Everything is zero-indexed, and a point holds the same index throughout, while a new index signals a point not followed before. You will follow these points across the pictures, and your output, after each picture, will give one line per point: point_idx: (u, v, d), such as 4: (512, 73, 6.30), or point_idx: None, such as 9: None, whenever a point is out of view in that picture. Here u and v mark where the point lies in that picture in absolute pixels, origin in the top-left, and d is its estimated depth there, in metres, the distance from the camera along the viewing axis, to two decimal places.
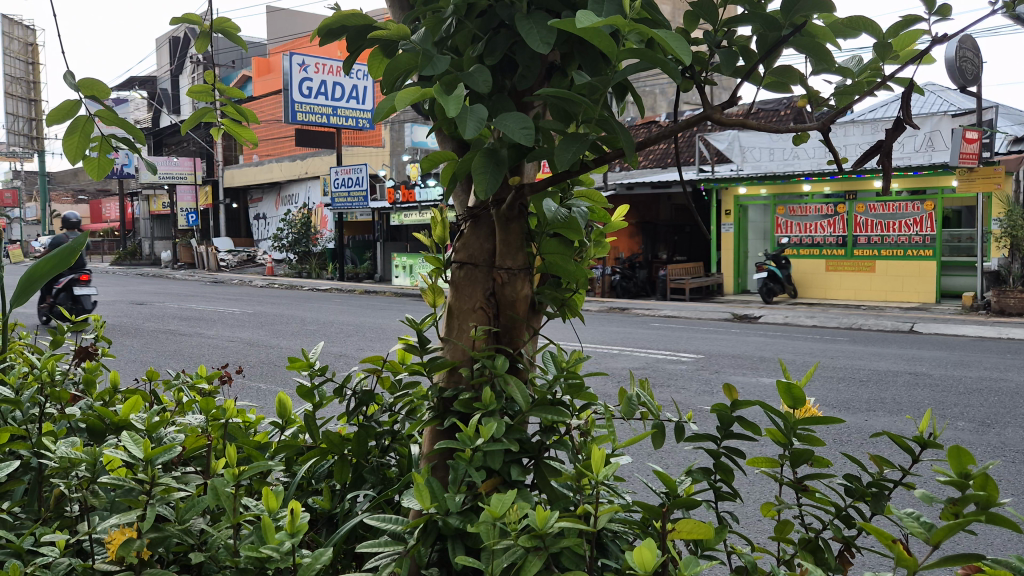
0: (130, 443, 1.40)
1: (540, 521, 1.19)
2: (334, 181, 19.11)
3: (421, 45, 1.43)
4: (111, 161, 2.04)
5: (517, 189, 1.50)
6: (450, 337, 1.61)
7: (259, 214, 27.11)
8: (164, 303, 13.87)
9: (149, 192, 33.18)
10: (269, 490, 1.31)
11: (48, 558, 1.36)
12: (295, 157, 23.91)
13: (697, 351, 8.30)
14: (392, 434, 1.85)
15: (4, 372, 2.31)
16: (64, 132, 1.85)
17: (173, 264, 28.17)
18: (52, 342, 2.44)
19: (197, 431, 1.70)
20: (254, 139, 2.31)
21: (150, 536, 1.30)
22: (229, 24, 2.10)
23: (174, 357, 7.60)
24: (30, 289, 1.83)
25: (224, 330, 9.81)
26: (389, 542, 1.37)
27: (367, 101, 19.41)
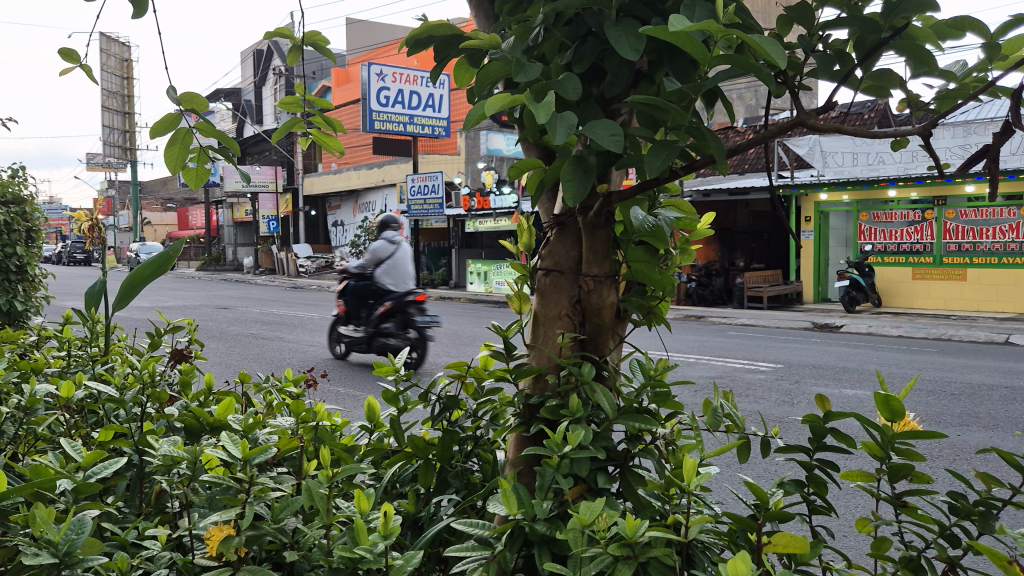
0: (229, 443, 1.46)
1: (630, 530, 1.19)
2: (410, 188, 19.40)
3: (510, 53, 1.44)
4: (208, 171, 2.10)
5: (604, 196, 1.49)
6: (535, 344, 1.62)
7: (337, 221, 27.65)
8: (248, 308, 14.29)
9: (233, 200, 34.39)
10: (361, 493, 1.34)
11: (151, 551, 1.43)
12: (373, 166, 24.39)
13: (777, 360, 8.14)
14: (476, 439, 1.87)
15: (106, 372, 2.41)
16: (164, 144, 1.92)
17: (255, 270, 29.02)
18: (150, 344, 2.55)
19: (289, 432, 1.74)
20: (341, 148, 2.35)
21: (247, 534, 1.34)
22: (319, 37, 2.14)
23: (259, 361, 7.83)
24: (131, 294, 1.92)
25: (304, 335, 10.07)
26: (476, 546, 1.38)
27: (443, 109, 19.66)
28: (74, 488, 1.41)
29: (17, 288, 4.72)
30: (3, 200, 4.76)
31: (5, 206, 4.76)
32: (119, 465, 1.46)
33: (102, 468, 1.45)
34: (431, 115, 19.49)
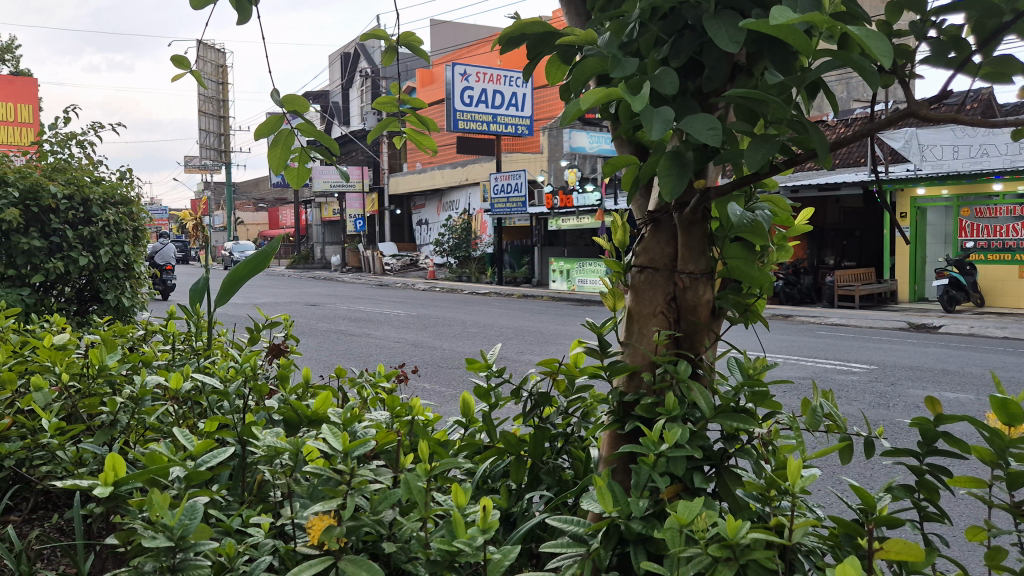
0: (330, 436, 1.51)
1: (731, 531, 1.17)
2: (493, 186, 19.49)
3: (606, 49, 1.43)
4: (308, 170, 2.14)
5: (701, 192, 1.47)
6: (630, 341, 1.62)
7: (421, 220, 28.07)
8: (335, 305, 14.62)
9: (321, 200, 35.36)
10: (457, 486, 1.35)
11: (256, 538, 1.48)
12: (457, 165, 24.63)
13: (872, 361, 7.85)
14: (566, 436, 1.87)
15: (209, 365, 2.50)
16: (267, 145, 1.98)
17: (341, 268, 29.68)
18: (249, 338, 2.63)
19: (385, 426, 1.77)
20: (435, 148, 2.37)
21: (348, 524, 1.37)
22: (413, 38, 2.16)
23: (349, 356, 7.99)
24: (232, 289, 1.99)
25: (391, 331, 10.26)
26: (571, 543, 1.38)
27: (525, 108, 19.70)
28: (186, 475, 1.47)
29: (123, 284, 4.94)
30: (112, 201, 4.99)
31: (114, 206, 4.99)
32: (227, 454, 1.52)
33: (211, 458, 1.51)
34: (514, 114, 19.58)
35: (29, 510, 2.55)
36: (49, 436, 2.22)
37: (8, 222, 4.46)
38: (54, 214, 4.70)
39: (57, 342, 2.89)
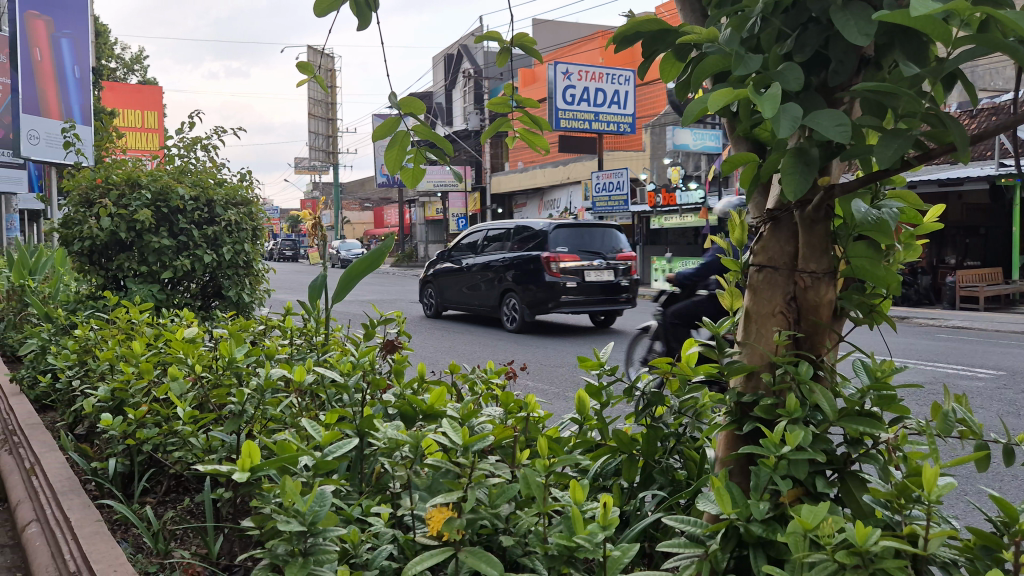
0: (451, 430, 1.57)
1: (859, 537, 1.14)
2: (595, 185, 19.41)
3: (728, 45, 1.41)
4: (425, 171, 2.17)
5: (825, 190, 1.44)
6: (748, 340, 1.59)
7: (523, 218, 28.23)
8: None
9: (425, 200, 36.12)
10: (576, 483, 1.37)
11: (378, 527, 1.54)
12: (558, 164, 24.63)
13: (998, 367, 7.40)
14: (678, 436, 1.86)
15: (328, 358, 2.60)
16: (385, 148, 2.06)
17: None
18: (365, 333, 2.72)
19: (500, 421, 1.80)
20: (547, 147, 2.38)
21: (466, 517, 1.41)
22: (527, 38, 2.17)
23: (452, 353, 8.12)
24: (348, 285, 2.08)
25: (493, 329, 10.39)
26: (689, 543, 1.37)
27: (628, 105, 19.54)
28: (314, 464, 1.54)
29: (243, 281, 5.18)
30: (233, 203, 5.22)
31: (236, 207, 5.22)
32: (351, 445, 1.58)
33: (338, 447, 1.58)
34: (617, 112, 19.47)
35: (164, 492, 2.72)
36: (183, 423, 2.37)
37: (140, 222, 4.76)
38: (181, 214, 4.97)
39: (188, 335, 3.06)
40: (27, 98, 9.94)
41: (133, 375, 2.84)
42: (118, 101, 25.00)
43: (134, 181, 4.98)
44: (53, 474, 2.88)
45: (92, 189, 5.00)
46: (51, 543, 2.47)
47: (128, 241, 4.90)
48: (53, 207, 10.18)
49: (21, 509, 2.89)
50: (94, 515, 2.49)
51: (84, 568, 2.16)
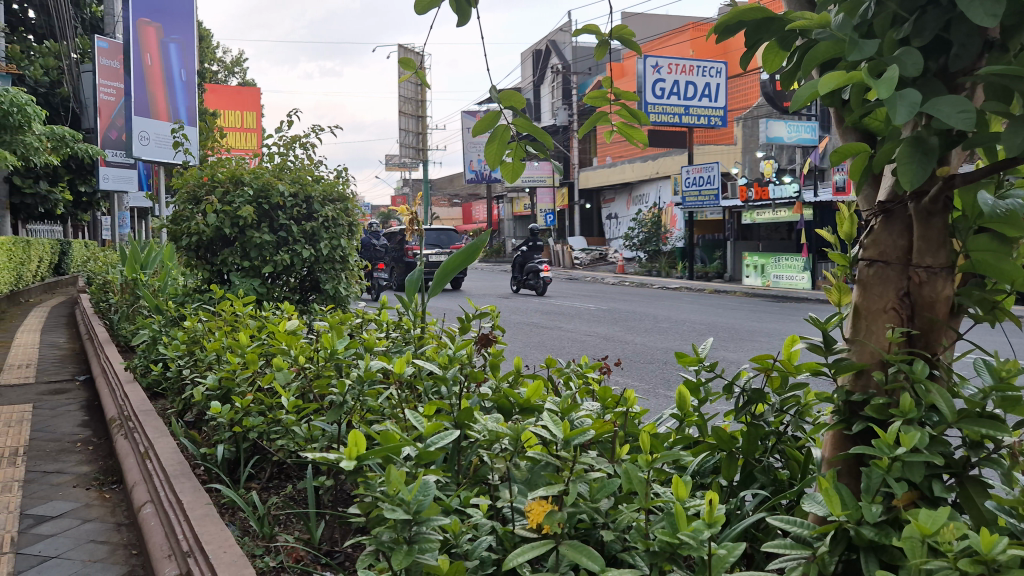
0: (551, 424, 1.60)
1: (984, 545, 1.10)
2: (685, 180, 19.15)
3: (840, 32, 1.36)
4: (523, 165, 2.19)
5: (944, 180, 1.38)
6: (857, 338, 1.54)
7: (611, 214, 28.05)
8: (528, 298, 14.98)
9: (513, 195, 36.40)
10: (679, 480, 1.36)
11: (477, 518, 1.56)
12: (647, 158, 24.35)
13: None
14: (780, 435, 1.81)
15: (426, 351, 2.66)
16: (485, 142, 2.06)
17: (532, 261, 30.34)
18: (460, 327, 2.77)
19: (598, 417, 1.79)
20: (644, 140, 2.36)
21: (568, 510, 1.42)
22: (626, 30, 2.15)
23: (540, 348, 8.16)
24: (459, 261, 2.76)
25: (581, 324, 10.39)
26: (795, 545, 1.34)
27: (719, 98, 19.16)
28: (417, 454, 1.58)
29: (340, 275, 5.31)
30: (330, 198, 5.33)
31: (332, 203, 5.33)
32: (453, 437, 1.60)
33: (440, 438, 1.61)
34: (708, 105, 19.12)
35: (267, 479, 2.81)
36: (287, 412, 2.46)
37: (243, 218, 4.94)
38: (281, 210, 5.13)
39: (291, 327, 3.14)
40: (139, 101, 10.45)
41: (239, 365, 2.95)
42: (219, 103, 26.13)
43: (237, 179, 5.16)
44: (165, 458, 3.03)
45: (200, 186, 5.23)
46: (165, 523, 2.60)
47: (231, 236, 5.10)
48: (161, 204, 10.68)
49: (137, 490, 3.05)
50: (203, 498, 2.60)
51: (196, 548, 2.26)
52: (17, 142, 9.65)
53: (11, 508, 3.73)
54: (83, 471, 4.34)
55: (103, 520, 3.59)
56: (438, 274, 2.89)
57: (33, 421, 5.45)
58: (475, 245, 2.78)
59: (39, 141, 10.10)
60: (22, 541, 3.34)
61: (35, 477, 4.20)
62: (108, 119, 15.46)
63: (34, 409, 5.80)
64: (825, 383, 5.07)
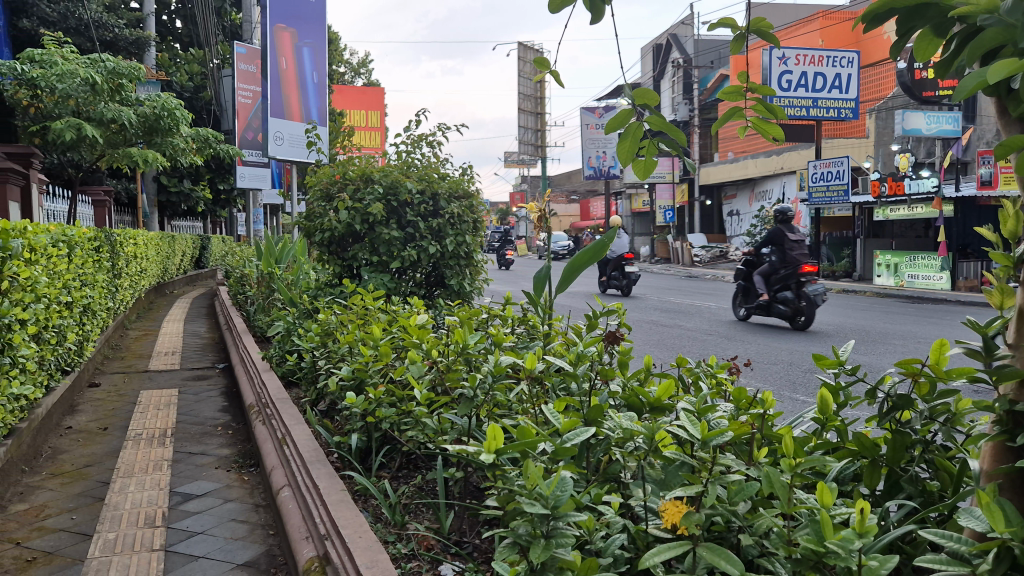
0: (689, 424, 1.59)
1: None
2: (812, 175, 18.44)
3: (1011, 19, 1.28)
4: (655, 162, 2.16)
5: None
6: (1020, 344, 1.44)
7: (732, 211, 27.33)
8: (646, 296, 14.78)
9: (631, 192, 36.15)
10: (824, 486, 1.32)
11: (609, 516, 1.56)
12: (772, 153, 23.56)
13: None
14: (927, 444, 1.70)
15: (555, 348, 2.68)
16: (617, 139, 2.06)
17: (650, 258, 30.00)
18: (586, 324, 2.76)
19: (736, 420, 1.76)
20: (779, 136, 2.27)
21: (706, 512, 1.41)
22: (764, 22, 2.08)
23: (661, 347, 8.03)
24: (587, 257, 2.85)
25: (702, 323, 10.19)
26: (951, 561, 1.27)
27: (851, 89, 18.33)
28: (553, 450, 1.61)
29: (464, 271, 5.41)
30: (456, 195, 5.41)
31: (458, 200, 5.40)
32: (588, 434, 1.62)
33: (576, 433, 1.64)
34: (838, 97, 18.32)
35: (397, 467, 2.89)
36: (419, 403, 2.53)
37: (373, 215, 5.09)
38: (409, 207, 5.26)
39: (421, 322, 3.22)
40: (275, 102, 10.97)
41: (371, 358, 3.05)
42: (345, 103, 27.24)
43: (368, 176, 5.34)
44: (301, 445, 3.17)
45: (332, 185, 5.44)
46: (303, 507, 2.72)
47: (361, 232, 5.27)
48: (294, 201, 11.17)
49: (275, 474, 3.21)
50: (338, 484, 2.71)
51: (334, 532, 2.36)
52: (167, 144, 10.33)
53: (162, 485, 4.00)
54: (223, 454, 4.59)
55: (242, 501, 3.79)
56: (565, 270, 2.92)
57: (179, 405, 5.82)
58: (602, 242, 2.80)
59: (186, 142, 10.77)
60: (172, 516, 3.57)
61: (183, 458, 4.49)
62: (246, 121, 16.29)
63: (179, 394, 6.18)
64: (983, 394, 4.74)
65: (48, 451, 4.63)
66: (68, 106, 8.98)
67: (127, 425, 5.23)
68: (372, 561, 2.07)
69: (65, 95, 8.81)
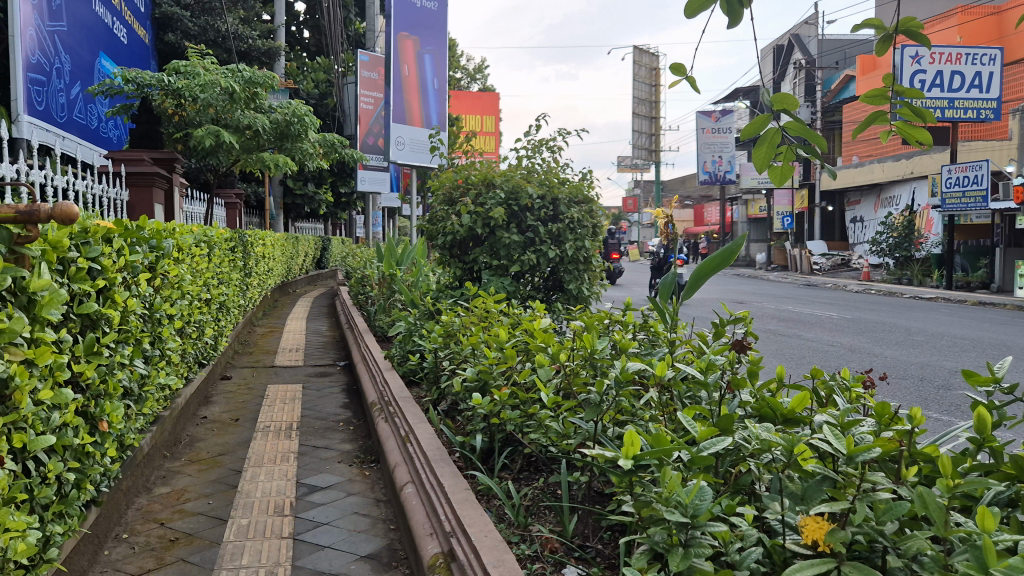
0: (833, 438, 1.56)
1: None
2: (946, 180, 17.50)
3: None
4: (793, 170, 2.10)
5: None
6: None
7: (856, 217, 26.23)
8: (763, 304, 14.37)
9: (748, 197, 35.29)
10: (986, 511, 1.27)
11: (743, 526, 1.52)
12: (901, 157, 22.43)
13: None
14: None
15: (680, 358, 2.66)
16: (753, 146, 2.02)
17: (766, 266, 29.18)
18: (714, 334, 2.71)
19: (878, 434, 1.70)
20: (928, 141, 2.16)
21: (852, 530, 1.37)
22: (914, 22, 1.98)
23: (780, 357, 7.80)
24: (712, 266, 2.82)
25: (824, 334, 9.81)
26: None
27: (992, 89, 17.24)
28: (689, 458, 1.63)
29: (583, 276, 5.40)
30: (576, 200, 5.43)
31: (578, 205, 5.42)
32: (725, 443, 1.62)
33: (713, 443, 1.64)
34: (977, 97, 17.28)
35: (519, 469, 2.93)
36: (545, 406, 2.57)
37: (494, 219, 5.17)
38: (529, 211, 5.31)
39: (544, 326, 3.26)
40: (398, 108, 11.29)
41: (495, 360, 3.10)
42: (461, 108, 27.77)
43: (489, 181, 5.42)
44: (425, 442, 3.25)
45: (454, 189, 5.56)
46: (427, 504, 2.79)
47: (483, 236, 5.36)
48: (412, 204, 11.46)
49: (399, 471, 3.29)
50: (462, 483, 2.76)
51: (459, 529, 2.41)
52: (295, 150, 10.82)
53: (289, 476, 4.18)
54: (346, 449, 4.76)
55: (364, 495, 3.92)
56: (691, 278, 2.89)
57: (303, 400, 6.06)
58: (731, 248, 2.76)
59: (313, 148, 11.24)
60: (299, 506, 3.73)
61: (308, 451, 4.69)
62: (367, 126, 16.87)
63: (303, 390, 6.43)
64: None
65: (186, 439, 4.93)
66: (208, 114, 9.48)
67: (256, 417, 5.50)
68: (499, 561, 2.10)
69: (205, 103, 9.36)
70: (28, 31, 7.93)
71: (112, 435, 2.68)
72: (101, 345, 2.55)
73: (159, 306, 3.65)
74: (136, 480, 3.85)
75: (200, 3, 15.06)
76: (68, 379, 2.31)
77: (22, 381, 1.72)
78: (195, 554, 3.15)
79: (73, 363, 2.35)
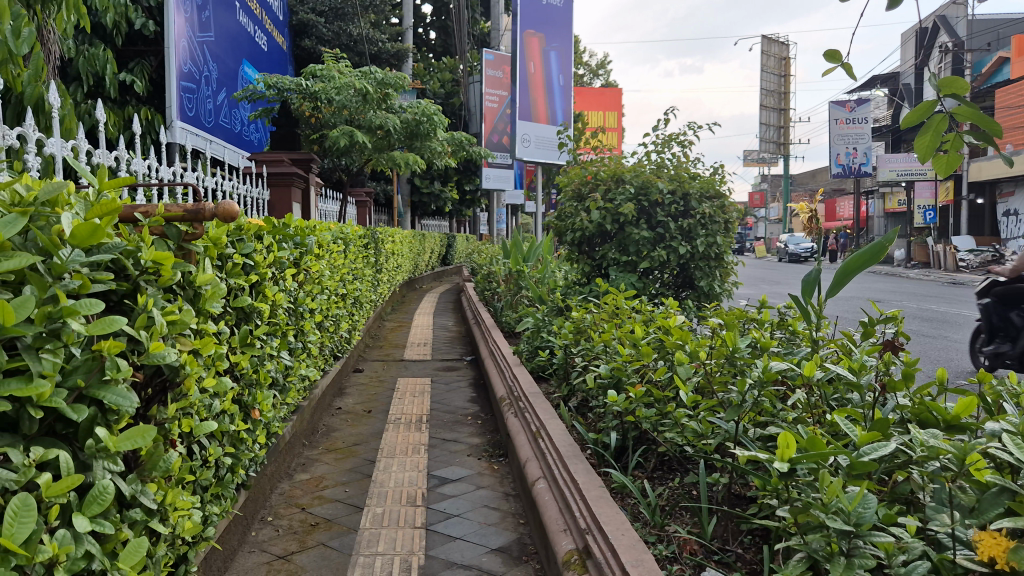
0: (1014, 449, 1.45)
1: None
2: None
3: None
4: (959, 158, 1.95)
5: None
6: None
7: (1010, 210, 24.44)
8: (905, 303, 13.60)
9: (886, 189, 33.49)
10: None
11: (906, 537, 1.43)
12: None
13: None
14: None
15: (824, 357, 2.54)
16: (915, 134, 1.89)
17: (906, 263, 27.60)
18: (862, 333, 2.57)
19: None
20: None
21: None
22: None
23: (927, 359, 7.32)
24: (857, 266, 2.69)
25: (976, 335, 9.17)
26: None
27: None
28: (848, 463, 1.56)
29: (714, 272, 5.28)
30: (708, 195, 5.28)
31: (710, 200, 5.27)
32: (887, 449, 1.54)
33: (874, 449, 1.56)
34: None
35: (653, 468, 2.88)
36: (683, 405, 2.50)
37: (624, 215, 5.12)
38: (659, 207, 5.22)
39: (679, 323, 3.19)
40: (524, 105, 11.38)
41: (629, 357, 3.06)
42: (585, 103, 27.72)
43: (619, 177, 5.38)
44: (557, 439, 3.24)
45: (583, 185, 5.56)
46: (560, 499, 2.78)
47: (612, 232, 5.32)
48: (537, 201, 11.50)
49: (530, 466, 3.30)
50: (597, 481, 2.73)
51: (594, 526, 2.39)
52: (424, 148, 11.09)
53: (420, 468, 4.28)
54: (474, 443, 4.83)
55: (493, 489, 3.96)
56: (836, 277, 2.75)
57: (432, 394, 6.19)
58: (880, 245, 2.61)
59: (441, 146, 11.46)
60: (431, 498, 3.81)
61: (438, 443, 4.78)
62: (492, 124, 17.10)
63: (432, 383, 6.58)
64: None
65: (323, 428, 5.12)
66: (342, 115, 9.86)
67: (387, 409, 5.67)
68: (637, 560, 2.06)
69: (339, 105, 9.73)
70: (182, 42, 8.46)
71: (262, 422, 2.81)
72: (254, 336, 2.69)
73: (302, 300, 3.82)
74: (279, 466, 4.04)
75: (334, 9, 15.65)
76: (226, 368, 2.44)
77: (190, 369, 1.83)
78: (335, 539, 3.27)
79: (230, 352, 2.48)
